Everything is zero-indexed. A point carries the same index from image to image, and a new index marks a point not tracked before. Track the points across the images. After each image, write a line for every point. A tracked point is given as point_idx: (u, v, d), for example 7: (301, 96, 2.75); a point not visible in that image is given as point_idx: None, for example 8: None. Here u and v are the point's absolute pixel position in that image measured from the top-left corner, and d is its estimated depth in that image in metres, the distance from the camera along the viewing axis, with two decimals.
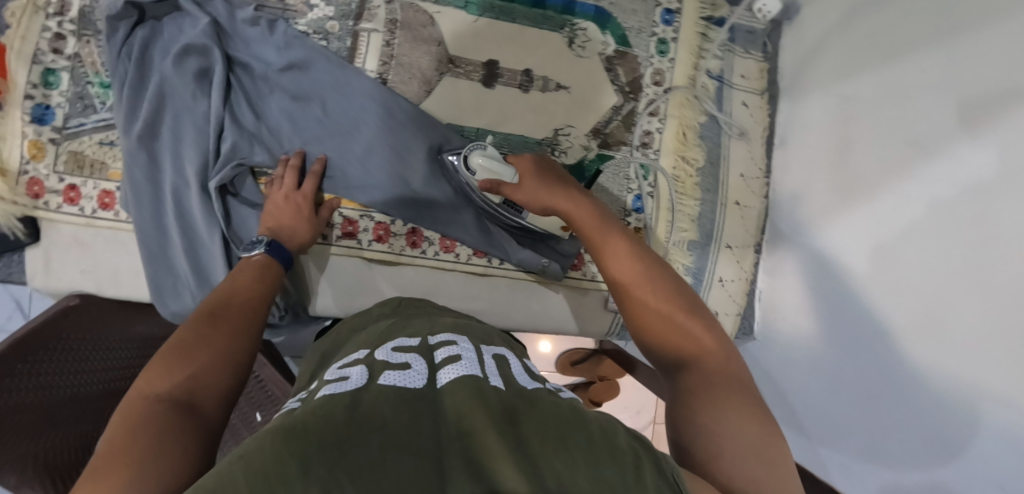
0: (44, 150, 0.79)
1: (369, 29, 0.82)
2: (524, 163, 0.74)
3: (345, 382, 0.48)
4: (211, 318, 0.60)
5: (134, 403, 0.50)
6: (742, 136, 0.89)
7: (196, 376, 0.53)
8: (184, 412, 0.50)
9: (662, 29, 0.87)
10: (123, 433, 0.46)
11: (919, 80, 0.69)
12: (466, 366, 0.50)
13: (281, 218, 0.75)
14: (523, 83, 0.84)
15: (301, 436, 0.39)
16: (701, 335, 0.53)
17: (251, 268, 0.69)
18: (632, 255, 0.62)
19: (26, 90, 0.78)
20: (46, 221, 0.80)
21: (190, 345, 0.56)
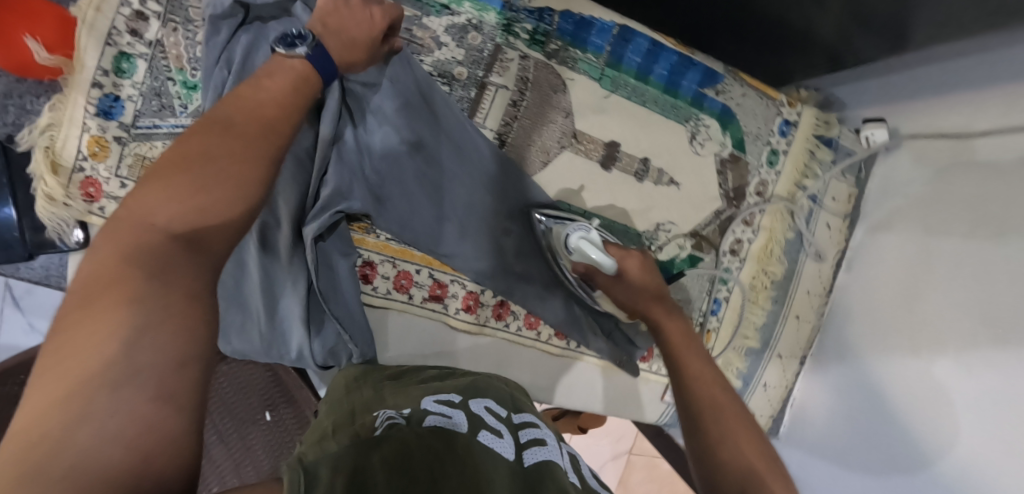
0: (107, 147, 0.68)
1: (498, 83, 0.75)
2: (630, 256, 0.75)
3: (451, 422, 0.48)
4: (221, 137, 0.45)
5: (133, 218, 0.38)
6: (817, 258, 0.92)
7: (192, 215, 0.40)
8: (191, 255, 0.38)
9: (776, 140, 0.87)
10: (105, 276, 0.35)
11: (1000, 268, 0.73)
12: (554, 451, 0.50)
13: (339, 23, 0.61)
14: (639, 171, 0.82)
15: (432, 470, 0.41)
16: (761, 460, 0.52)
17: (293, 74, 0.54)
18: (716, 370, 0.63)
19: (95, 77, 0.66)
20: (99, 228, 0.70)
21: (221, 168, 0.43)
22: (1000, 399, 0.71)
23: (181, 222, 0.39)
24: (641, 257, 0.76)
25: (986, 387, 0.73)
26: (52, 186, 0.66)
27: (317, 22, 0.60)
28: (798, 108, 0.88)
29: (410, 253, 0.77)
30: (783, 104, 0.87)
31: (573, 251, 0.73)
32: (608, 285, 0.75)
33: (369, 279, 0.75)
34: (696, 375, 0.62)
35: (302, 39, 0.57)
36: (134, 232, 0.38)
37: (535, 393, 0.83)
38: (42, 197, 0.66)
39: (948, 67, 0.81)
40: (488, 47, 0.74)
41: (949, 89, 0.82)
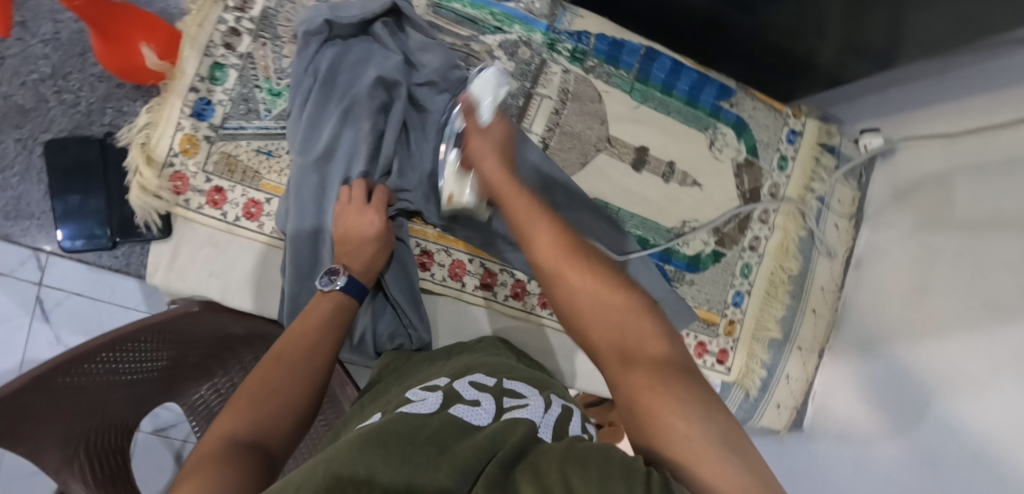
0: (197, 145, 0.75)
1: (542, 94, 0.85)
2: (496, 126, 0.71)
3: (422, 403, 0.51)
4: (300, 337, 0.63)
5: (242, 398, 0.56)
6: (828, 255, 1.01)
7: (271, 406, 0.56)
8: (244, 449, 0.51)
9: (785, 147, 0.98)
10: (217, 436, 0.52)
11: (997, 265, 0.81)
12: (536, 414, 0.51)
13: (351, 241, 0.71)
14: (666, 173, 0.91)
15: (381, 444, 0.42)
16: (657, 338, 0.50)
17: (328, 305, 0.67)
18: (561, 242, 0.55)
19: (192, 82, 0.74)
20: (183, 219, 0.76)
21: (260, 392, 0.56)
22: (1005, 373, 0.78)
23: (266, 408, 0.56)
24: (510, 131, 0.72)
25: (991, 365, 0.80)
26: (146, 176, 0.73)
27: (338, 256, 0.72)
28: (803, 120, 0.99)
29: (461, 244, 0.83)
30: (789, 116, 0.98)
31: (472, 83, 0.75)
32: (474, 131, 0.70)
33: (427, 266, 0.82)
34: (543, 254, 0.55)
35: (336, 274, 0.68)
36: (245, 407, 0.55)
37: (574, 379, 0.89)
38: (137, 186, 0.73)
39: (936, 87, 0.92)
40: (535, 63, 0.85)
41: (939, 102, 0.93)
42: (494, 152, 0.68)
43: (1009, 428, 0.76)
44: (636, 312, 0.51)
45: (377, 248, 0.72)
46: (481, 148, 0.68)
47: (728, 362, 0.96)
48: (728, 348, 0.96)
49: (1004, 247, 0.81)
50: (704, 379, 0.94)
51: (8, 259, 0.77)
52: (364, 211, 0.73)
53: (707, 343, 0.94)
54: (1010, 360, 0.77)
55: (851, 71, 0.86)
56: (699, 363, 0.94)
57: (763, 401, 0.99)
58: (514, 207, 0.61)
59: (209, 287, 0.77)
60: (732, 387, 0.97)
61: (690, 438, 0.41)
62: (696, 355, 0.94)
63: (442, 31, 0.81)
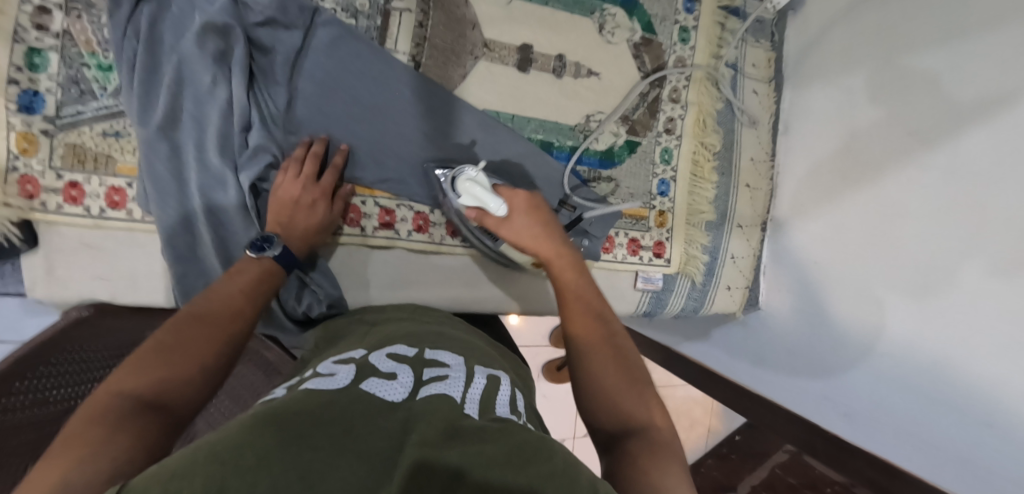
0: (36, 142, 0.69)
1: (400, 9, 0.77)
2: (517, 198, 0.74)
3: (330, 380, 0.43)
4: (226, 301, 0.57)
5: (149, 350, 0.49)
6: (752, 124, 0.96)
7: (184, 362, 0.49)
8: (141, 411, 0.44)
9: (684, 17, 0.90)
10: (109, 391, 0.45)
11: (915, 91, 0.76)
12: (456, 389, 0.44)
13: (295, 213, 0.69)
14: (557, 68, 0.85)
15: (277, 424, 0.36)
16: (657, 417, 0.53)
17: (256, 272, 0.62)
18: (593, 323, 0.61)
19: (9, 74, 0.67)
20: (45, 223, 0.71)
21: (168, 349, 0.49)
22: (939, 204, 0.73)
23: (179, 363, 0.49)
24: (529, 202, 0.75)
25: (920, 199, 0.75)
26: None
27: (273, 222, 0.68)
28: None
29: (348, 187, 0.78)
30: None
31: (461, 194, 0.73)
32: (497, 227, 0.73)
33: None
34: (577, 332, 0.61)
35: (270, 242, 0.64)
36: (153, 361, 0.48)
37: (506, 299, 0.88)
38: None
39: None
40: None
41: None
42: (532, 235, 0.72)
43: (942, 328, 0.73)
44: (643, 394, 0.55)
45: (315, 232, 0.70)
46: (518, 230, 0.73)
47: (667, 254, 0.92)
48: (664, 240, 0.92)
49: (925, 100, 0.75)
50: (645, 275, 0.91)
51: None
52: (311, 186, 0.71)
53: (640, 239, 0.90)
54: (943, 254, 0.72)
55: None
56: (635, 260, 0.91)
57: (712, 288, 0.95)
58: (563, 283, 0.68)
59: (97, 289, 0.73)
60: (676, 278, 0.94)
61: None
62: (630, 253, 0.90)
63: None
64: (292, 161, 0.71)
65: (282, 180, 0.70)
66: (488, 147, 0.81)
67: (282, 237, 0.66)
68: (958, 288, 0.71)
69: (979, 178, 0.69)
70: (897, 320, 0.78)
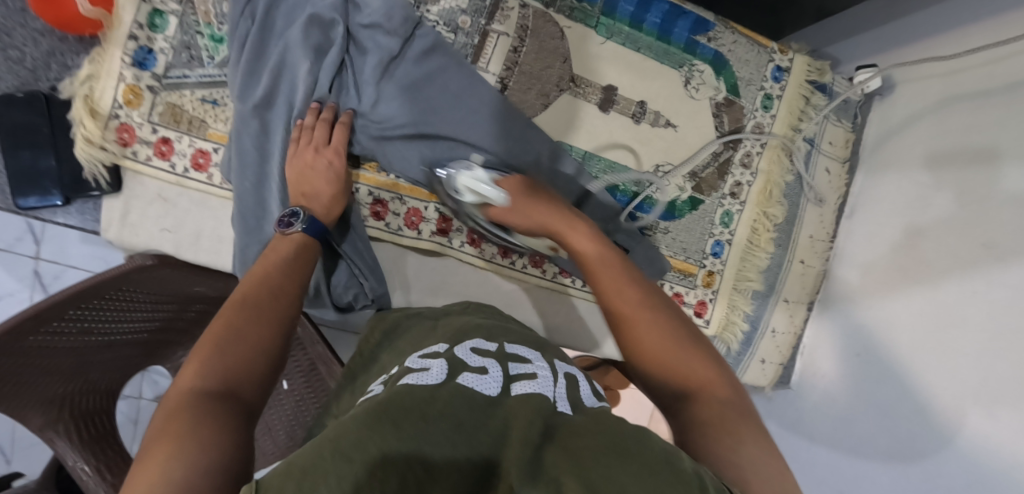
0: (140, 96, 0.74)
1: (499, 32, 0.80)
2: (509, 182, 0.73)
3: (426, 375, 0.48)
4: (265, 281, 0.60)
5: (206, 342, 0.52)
6: (818, 201, 0.95)
7: (238, 350, 0.53)
8: (215, 401, 0.48)
9: (770, 85, 0.90)
10: (181, 389, 0.48)
11: (993, 202, 0.74)
12: (545, 387, 0.49)
13: (314, 184, 0.71)
14: (636, 113, 0.86)
15: (393, 419, 0.41)
16: (717, 371, 0.52)
17: (289, 246, 0.65)
18: (626, 282, 0.59)
19: (131, 31, 0.72)
20: (132, 172, 0.75)
21: (223, 339, 0.53)
22: (998, 323, 0.72)
23: (236, 352, 0.53)
24: (525, 181, 0.74)
25: (981, 315, 0.74)
26: (90, 129, 0.72)
27: (297, 195, 0.71)
28: (790, 55, 0.91)
29: (415, 190, 0.81)
30: (774, 51, 0.90)
31: (461, 193, 0.75)
32: (506, 215, 0.73)
33: (381, 216, 0.80)
34: (613, 305, 0.58)
35: (296, 216, 0.67)
36: (211, 352, 0.51)
37: (543, 329, 0.88)
38: (81, 139, 0.72)
39: (942, 11, 0.83)
40: None
41: (937, 28, 0.84)
42: (533, 208, 0.71)
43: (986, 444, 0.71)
44: (699, 353, 0.54)
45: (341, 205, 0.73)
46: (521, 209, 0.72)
47: (707, 315, 0.91)
48: (707, 300, 0.91)
49: (1011, 217, 0.72)
50: None
51: (9, 234, 0.96)
52: (324, 151, 0.72)
53: (684, 295, 0.90)
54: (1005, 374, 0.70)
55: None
56: None
57: (747, 356, 0.94)
58: (575, 246, 0.66)
59: (163, 241, 0.77)
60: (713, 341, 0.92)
61: (754, 463, 0.44)
62: None
63: None
64: (305, 127, 0.72)
65: (297, 151, 0.72)
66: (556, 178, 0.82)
67: (307, 210, 0.68)
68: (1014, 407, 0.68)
69: None
70: (945, 423, 0.75)
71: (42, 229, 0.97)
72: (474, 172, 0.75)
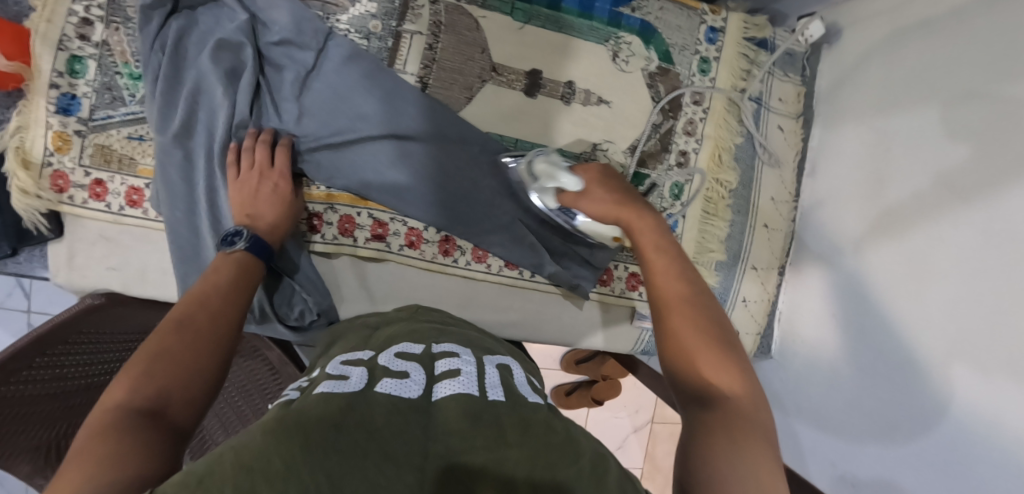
0: (69, 141, 0.76)
1: (412, 31, 0.80)
2: (590, 171, 0.75)
3: (344, 383, 0.42)
4: (202, 302, 0.58)
5: (139, 363, 0.49)
6: (775, 161, 0.91)
7: (172, 368, 0.50)
8: (145, 419, 0.45)
9: (705, 48, 0.87)
10: (101, 410, 0.45)
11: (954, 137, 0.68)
12: (469, 384, 0.44)
13: (258, 204, 0.71)
14: (566, 94, 0.84)
15: (301, 427, 0.36)
16: (738, 381, 0.52)
17: (228, 266, 0.64)
18: (678, 288, 0.61)
19: (51, 79, 0.74)
20: (70, 215, 0.77)
21: (157, 359, 0.50)
22: (965, 267, 0.66)
23: (169, 369, 0.50)
24: (603, 171, 0.76)
25: (946, 265, 0.68)
26: (25, 180, 0.73)
27: (240, 216, 0.70)
28: (723, 15, 0.88)
29: (347, 197, 0.80)
30: (706, 12, 0.87)
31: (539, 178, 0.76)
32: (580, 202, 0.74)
33: (318, 228, 0.79)
34: (662, 297, 0.61)
35: (239, 236, 0.67)
36: (143, 371, 0.49)
37: (498, 327, 0.85)
38: (17, 191, 0.73)
39: None
40: None
41: None
42: (614, 207, 0.72)
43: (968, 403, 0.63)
44: (733, 366, 0.53)
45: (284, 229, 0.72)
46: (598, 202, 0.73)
47: None
48: None
49: (962, 151, 0.67)
50: (642, 312, 0.89)
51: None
52: (267, 174, 0.72)
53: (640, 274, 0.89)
54: (976, 319, 0.63)
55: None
56: (634, 295, 0.88)
57: None
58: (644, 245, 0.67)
59: (109, 279, 0.78)
60: None
61: (729, 473, 0.43)
62: (629, 288, 0.88)
63: None
64: (245, 148, 0.73)
65: (239, 174, 0.72)
66: (489, 171, 0.80)
67: (250, 229, 0.68)
68: (990, 357, 0.61)
69: (1004, 238, 0.62)
70: (921, 384, 0.68)
71: (30, 282, 1.00)
72: (552, 157, 0.77)
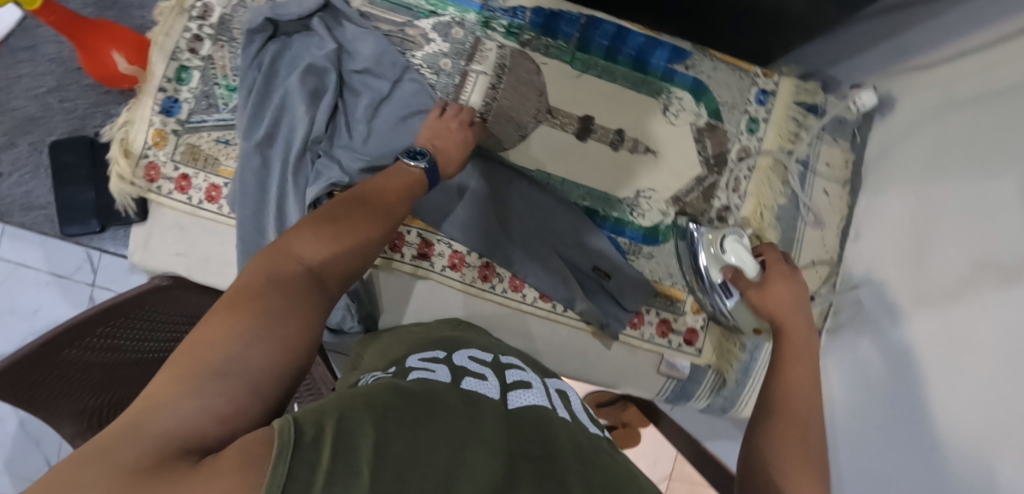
0: (165, 138, 0.85)
1: (478, 70, 0.86)
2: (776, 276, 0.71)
3: (432, 373, 0.45)
4: (382, 195, 0.58)
5: (322, 223, 0.51)
6: (818, 224, 0.92)
7: (344, 245, 0.51)
8: (312, 286, 0.46)
9: (754, 108, 0.91)
10: (282, 253, 0.47)
11: (1005, 214, 0.67)
12: (540, 398, 0.47)
13: (445, 142, 0.72)
14: (615, 141, 0.88)
15: (415, 400, 0.38)
16: None
17: (407, 178, 0.63)
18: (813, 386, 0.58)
19: (160, 83, 0.85)
20: (155, 203, 0.85)
21: (337, 228, 0.51)
22: (1007, 342, 0.63)
23: (342, 244, 0.51)
24: (786, 270, 0.73)
25: (988, 340, 0.66)
26: (123, 168, 0.83)
27: (427, 141, 0.71)
28: (775, 78, 0.91)
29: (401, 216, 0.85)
30: (758, 75, 0.91)
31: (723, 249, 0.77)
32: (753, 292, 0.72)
33: None
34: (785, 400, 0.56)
35: (422, 155, 0.65)
36: (322, 234, 0.50)
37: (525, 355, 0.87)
38: (115, 176, 0.83)
39: (937, 22, 0.80)
40: (470, 41, 0.87)
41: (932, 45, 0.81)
42: (792, 302, 0.69)
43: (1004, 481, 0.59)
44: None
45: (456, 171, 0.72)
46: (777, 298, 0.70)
47: (698, 343, 0.89)
48: (698, 328, 0.90)
49: (1009, 222, 0.66)
50: (669, 360, 0.89)
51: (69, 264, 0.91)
52: (461, 129, 0.75)
53: (672, 322, 0.89)
54: (1011, 393, 0.61)
55: (826, 15, 0.77)
56: (663, 342, 0.89)
57: (745, 391, 0.88)
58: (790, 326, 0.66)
59: (177, 265, 0.86)
60: (707, 371, 0.90)
61: None
62: (659, 334, 0.89)
63: (378, 20, 0.86)
64: (449, 109, 0.77)
65: (440, 116, 0.75)
66: (535, 205, 0.84)
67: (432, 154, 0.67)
68: None
69: None
70: (961, 462, 0.65)
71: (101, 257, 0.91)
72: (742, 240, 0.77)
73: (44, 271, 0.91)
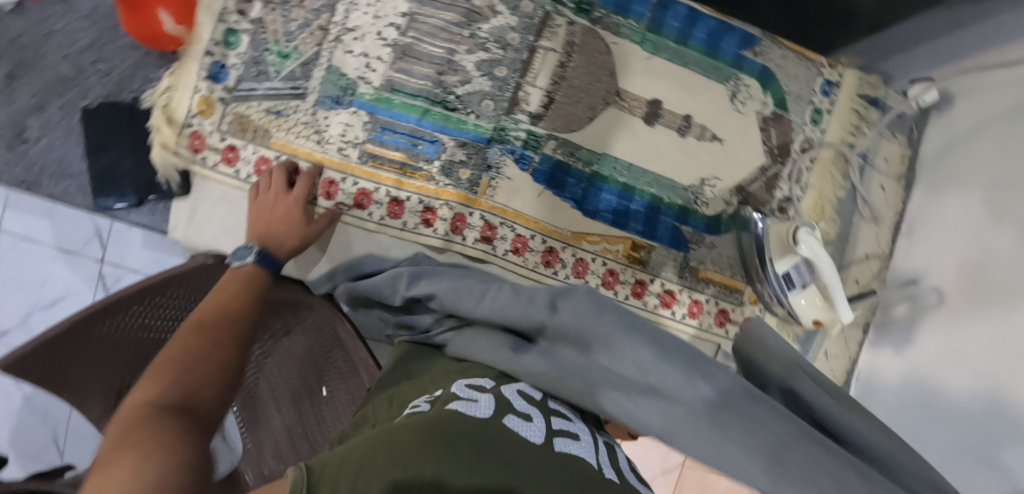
0: (212, 106, 0.79)
1: (547, 47, 0.84)
2: None
3: (476, 405, 0.43)
4: (221, 304, 0.58)
5: (162, 365, 0.51)
6: (875, 220, 0.93)
7: (198, 366, 0.51)
8: (182, 416, 0.45)
9: (819, 99, 0.91)
10: (137, 406, 0.46)
11: None
12: (589, 451, 0.44)
13: (269, 221, 0.73)
14: (682, 127, 0.86)
15: (440, 441, 0.39)
16: None
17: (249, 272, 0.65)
18: None
19: (207, 47, 0.79)
20: (200, 176, 0.80)
21: (179, 362, 0.51)
22: None
23: (194, 369, 0.51)
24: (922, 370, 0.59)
25: None
26: (166, 136, 0.78)
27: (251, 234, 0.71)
28: (839, 70, 0.92)
29: (459, 195, 0.82)
30: (823, 65, 0.91)
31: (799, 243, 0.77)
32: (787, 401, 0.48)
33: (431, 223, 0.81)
34: None
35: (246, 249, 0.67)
36: (166, 373, 0.50)
37: None
38: (157, 145, 0.78)
39: (999, 25, 0.78)
40: (539, 15, 0.84)
41: (1002, 41, 0.78)
42: None
43: None
44: None
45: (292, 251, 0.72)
46: None
47: None
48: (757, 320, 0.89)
49: None
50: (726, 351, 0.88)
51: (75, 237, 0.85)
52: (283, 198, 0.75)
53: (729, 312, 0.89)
54: None
55: (893, 11, 0.76)
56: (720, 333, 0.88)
57: None
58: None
59: (224, 241, 0.80)
60: None
61: None
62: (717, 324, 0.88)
63: None
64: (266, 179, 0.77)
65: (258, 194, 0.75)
66: None
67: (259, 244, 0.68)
68: None
69: None
70: None
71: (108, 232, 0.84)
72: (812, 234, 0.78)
73: (51, 245, 0.84)
